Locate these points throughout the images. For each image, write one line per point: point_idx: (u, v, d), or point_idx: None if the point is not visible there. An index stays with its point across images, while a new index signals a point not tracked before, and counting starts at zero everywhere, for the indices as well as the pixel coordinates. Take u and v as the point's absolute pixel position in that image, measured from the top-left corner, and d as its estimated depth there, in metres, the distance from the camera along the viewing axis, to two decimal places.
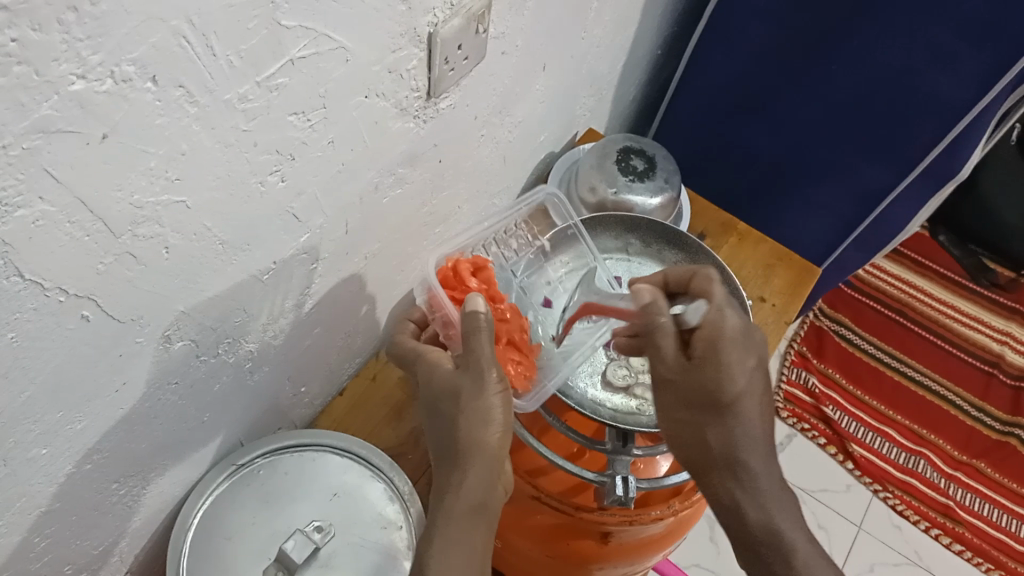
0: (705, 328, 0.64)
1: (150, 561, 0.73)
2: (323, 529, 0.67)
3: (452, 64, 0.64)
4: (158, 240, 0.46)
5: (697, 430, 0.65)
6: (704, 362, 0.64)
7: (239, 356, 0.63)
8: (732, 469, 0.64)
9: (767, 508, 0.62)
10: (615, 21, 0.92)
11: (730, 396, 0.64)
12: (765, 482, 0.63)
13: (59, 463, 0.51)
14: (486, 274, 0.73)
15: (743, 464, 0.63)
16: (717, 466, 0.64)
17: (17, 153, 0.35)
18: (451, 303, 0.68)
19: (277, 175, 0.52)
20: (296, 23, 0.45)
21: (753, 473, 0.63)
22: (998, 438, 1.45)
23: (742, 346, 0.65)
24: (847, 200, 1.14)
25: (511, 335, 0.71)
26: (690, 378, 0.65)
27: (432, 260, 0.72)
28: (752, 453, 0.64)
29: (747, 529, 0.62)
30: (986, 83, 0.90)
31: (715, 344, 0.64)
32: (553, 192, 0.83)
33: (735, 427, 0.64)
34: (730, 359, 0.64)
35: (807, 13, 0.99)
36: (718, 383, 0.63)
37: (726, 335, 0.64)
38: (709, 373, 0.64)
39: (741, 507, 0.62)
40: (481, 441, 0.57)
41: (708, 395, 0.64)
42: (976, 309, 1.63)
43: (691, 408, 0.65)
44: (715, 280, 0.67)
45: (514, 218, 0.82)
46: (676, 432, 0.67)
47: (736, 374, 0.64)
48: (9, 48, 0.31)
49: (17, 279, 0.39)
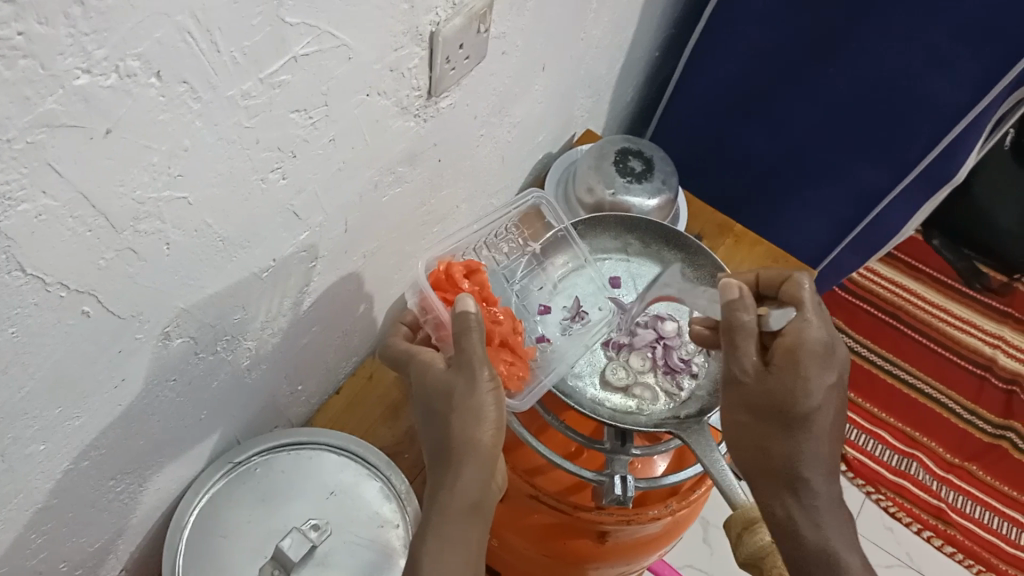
0: (787, 338, 0.64)
1: (145, 559, 0.73)
2: (320, 528, 0.67)
3: (453, 63, 0.64)
4: (159, 236, 0.46)
5: (761, 436, 0.64)
6: (782, 372, 0.63)
7: (238, 353, 0.63)
8: (792, 482, 0.62)
9: (824, 529, 0.60)
10: (613, 22, 0.93)
11: (805, 411, 0.62)
12: (824, 502, 0.61)
13: (57, 460, 0.51)
14: (479, 276, 0.73)
15: (804, 479, 0.62)
16: (778, 479, 0.63)
17: (21, 147, 0.35)
18: (442, 304, 0.69)
19: (278, 172, 0.52)
20: (299, 20, 0.45)
21: (814, 491, 0.61)
22: (990, 441, 1.46)
23: (824, 362, 0.63)
24: (844, 204, 1.15)
25: (504, 337, 0.69)
26: (763, 385, 0.64)
27: (422, 263, 0.71)
28: (816, 470, 0.62)
29: (798, 544, 0.59)
30: (981, 87, 0.91)
31: (797, 356, 0.63)
32: (543, 196, 0.83)
33: (802, 442, 0.62)
34: (809, 373, 0.62)
35: (802, 16, 1.00)
36: (792, 394, 0.62)
37: (809, 348, 0.63)
38: (785, 384, 0.63)
39: (797, 522, 0.60)
40: (475, 440, 0.57)
41: (779, 405, 0.63)
42: (968, 313, 1.65)
43: (759, 414, 0.64)
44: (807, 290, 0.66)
45: (503, 222, 0.83)
46: (738, 436, 0.66)
47: (814, 388, 0.62)
48: (15, 41, 0.31)
49: (18, 273, 0.39)
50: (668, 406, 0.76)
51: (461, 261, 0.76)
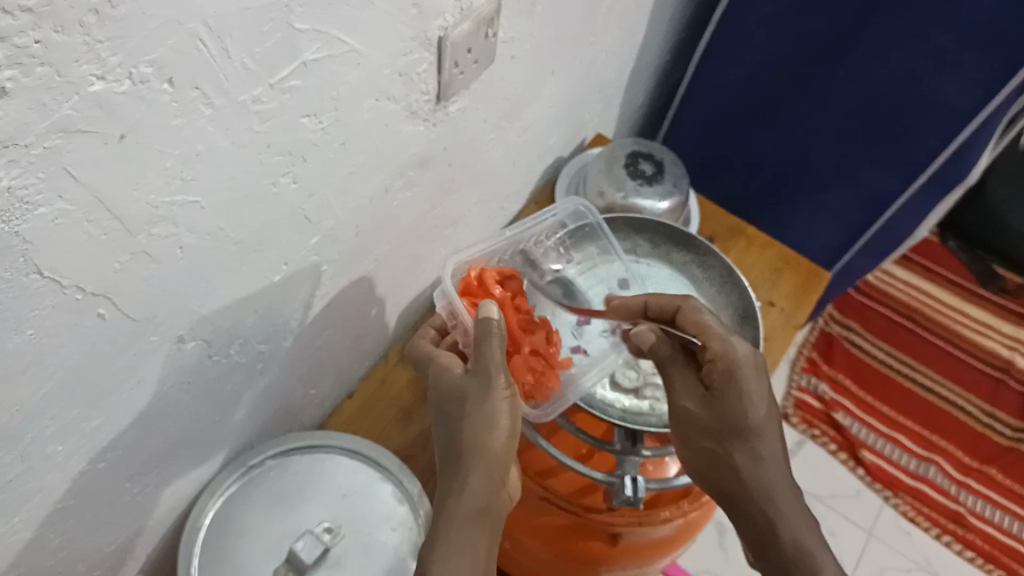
0: (717, 358, 0.64)
1: (162, 560, 0.73)
2: (333, 530, 0.67)
3: (462, 68, 0.65)
4: (173, 239, 0.47)
5: (722, 457, 0.63)
6: (724, 393, 0.63)
7: (251, 356, 0.64)
8: (764, 492, 0.61)
9: (796, 528, 0.60)
10: (622, 26, 0.93)
11: (754, 422, 0.63)
12: (788, 502, 0.61)
13: (74, 461, 0.51)
14: (513, 283, 0.72)
15: (774, 484, 0.62)
16: (747, 495, 0.62)
17: (39, 152, 0.35)
18: (468, 311, 0.68)
19: (290, 177, 0.53)
20: (310, 26, 0.46)
21: (783, 494, 0.61)
22: (1008, 444, 1.44)
23: (758, 372, 0.64)
24: (854, 206, 1.14)
25: (535, 345, 0.69)
26: (713, 410, 0.64)
27: (450, 265, 0.72)
28: (779, 473, 0.62)
29: (778, 549, 0.60)
30: (990, 90, 0.90)
31: (733, 373, 0.63)
32: (578, 202, 0.82)
33: (761, 450, 0.63)
34: (750, 388, 0.63)
35: (809, 18, 0.99)
36: (741, 411, 0.63)
37: (742, 363, 0.63)
38: (732, 402, 0.63)
39: (774, 527, 0.60)
40: (486, 446, 0.57)
41: (734, 424, 0.63)
42: (985, 315, 1.62)
43: (717, 437, 0.63)
44: (705, 311, 0.67)
45: (544, 229, 0.82)
46: (702, 462, 0.65)
47: (757, 400, 0.63)
48: (33, 49, 0.32)
49: (36, 276, 0.40)
50: None
51: (496, 266, 0.75)
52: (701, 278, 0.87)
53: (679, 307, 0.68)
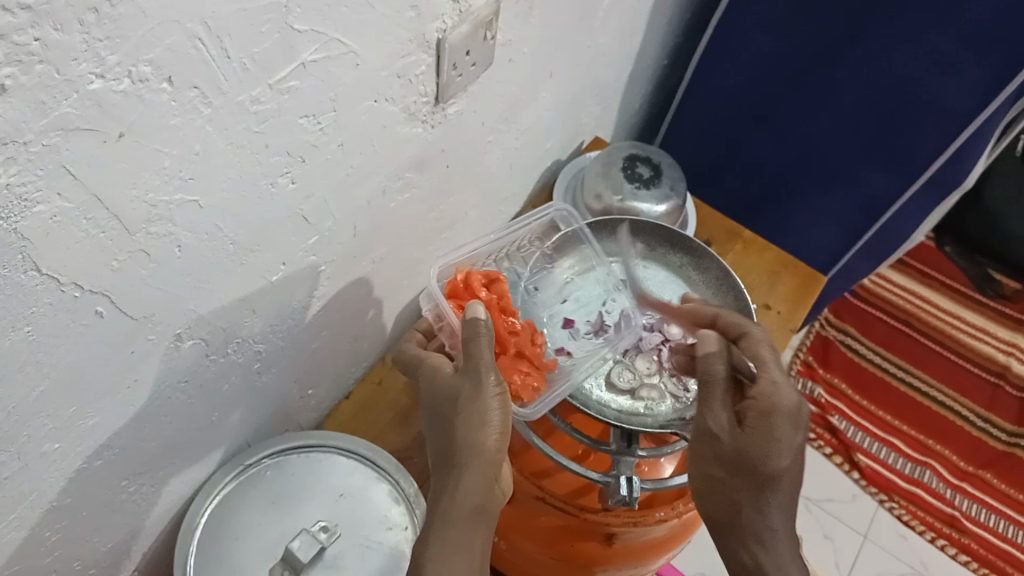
0: (762, 397, 0.62)
1: (157, 560, 0.74)
2: (329, 529, 0.67)
3: (460, 70, 0.65)
4: (170, 238, 0.47)
5: (730, 489, 0.62)
6: (755, 431, 0.61)
7: (248, 357, 0.64)
8: (757, 535, 0.61)
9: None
10: (620, 31, 0.93)
11: (774, 470, 0.60)
12: (785, 551, 0.60)
13: (70, 459, 0.52)
14: (499, 286, 0.71)
15: (771, 532, 0.61)
16: (743, 531, 0.61)
17: (37, 150, 0.36)
18: (454, 312, 0.68)
19: (288, 177, 0.53)
20: (307, 27, 0.46)
21: (779, 543, 0.60)
22: (1004, 449, 1.44)
23: (795, 424, 0.62)
24: (852, 211, 1.14)
25: (521, 346, 0.69)
26: (738, 442, 0.61)
27: (433, 271, 0.72)
28: (781, 522, 0.61)
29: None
30: (989, 92, 0.91)
31: (771, 416, 0.61)
32: (562, 207, 0.83)
33: (770, 497, 0.61)
34: (782, 436, 0.61)
35: (805, 22, 1.00)
36: (765, 455, 0.60)
37: (783, 411, 0.61)
38: (758, 443, 0.61)
39: (765, 572, 0.59)
40: (480, 444, 0.57)
41: (753, 464, 0.60)
42: (982, 320, 1.62)
43: (730, 469, 0.62)
44: (768, 348, 0.67)
45: (527, 234, 0.82)
46: (708, 487, 0.64)
47: (785, 450, 0.61)
48: (32, 47, 0.33)
49: (34, 274, 0.40)
50: (674, 408, 0.75)
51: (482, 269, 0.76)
52: (697, 281, 0.87)
53: (746, 336, 0.68)
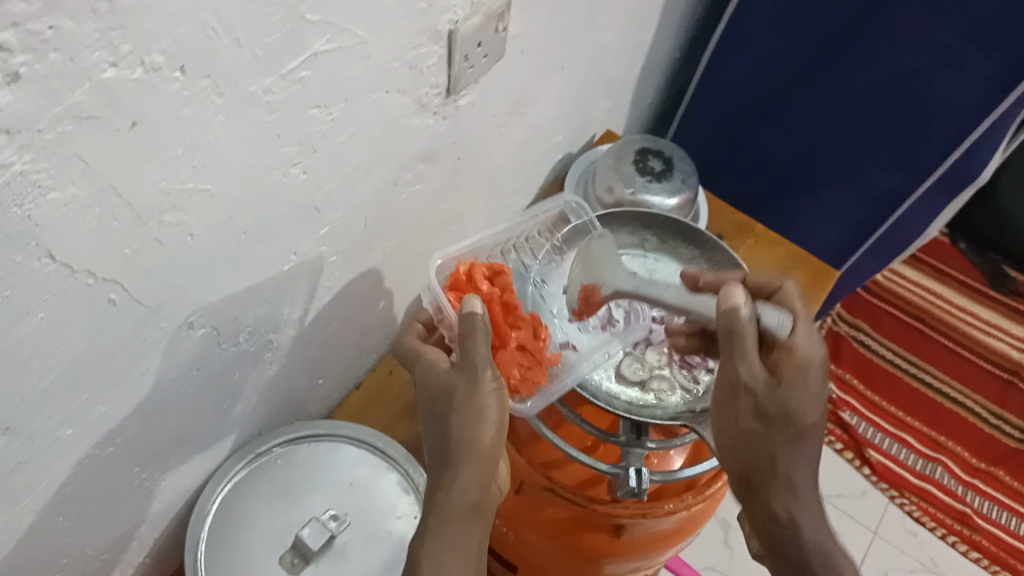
0: (797, 348, 0.62)
1: (169, 546, 0.74)
2: (338, 518, 0.69)
3: (471, 62, 0.65)
4: (182, 227, 0.47)
5: (766, 443, 0.61)
6: (792, 383, 0.61)
7: (259, 346, 0.65)
8: (791, 488, 0.61)
9: (821, 531, 0.61)
10: (632, 22, 0.93)
11: (808, 420, 0.61)
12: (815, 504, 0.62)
13: (83, 445, 0.52)
14: (503, 279, 0.72)
15: (804, 487, 0.61)
16: (777, 485, 0.61)
17: (51, 138, 0.36)
18: (452, 306, 0.68)
19: (299, 167, 0.54)
20: (319, 17, 0.46)
21: (811, 496, 0.61)
22: (1018, 447, 1.42)
23: (823, 374, 0.63)
24: (866, 204, 1.13)
25: (522, 341, 0.70)
26: (776, 394, 0.61)
27: (432, 266, 0.72)
28: (812, 476, 0.62)
29: (801, 550, 0.60)
30: (995, 84, 0.89)
31: (807, 368, 0.61)
32: (572, 200, 0.82)
33: (801, 448, 0.62)
34: (815, 386, 0.62)
35: (814, 17, 0.99)
36: (801, 406, 0.61)
37: (817, 361, 0.62)
38: (797, 394, 0.61)
39: (801, 531, 0.60)
40: (475, 442, 0.56)
41: (790, 415, 0.61)
42: (997, 317, 1.61)
43: (766, 423, 0.61)
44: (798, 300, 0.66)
45: (533, 225, 0.81)
46: (741, 444, 0.62)
47: (816, 401, 0.62)
48: (45, 35, 0.33)
49: (48, 261, 0.40)
50: (684, 400, 0.75)
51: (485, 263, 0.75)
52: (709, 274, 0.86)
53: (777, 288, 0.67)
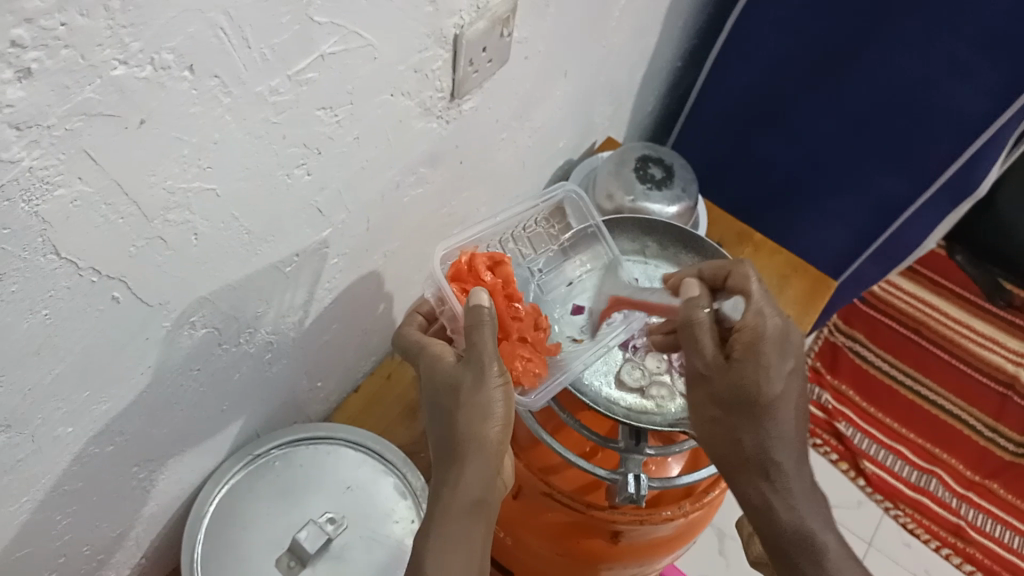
0: (746, 329, 0.62)
1: (165, 547, 0.74)
2: (335, 521, 0.69)
3: (476, 66, 0.66)
4: (187, 226, 0.47)
5: (731, 428, 0.64)
6: (744, 365, 0.62)
7: (260, 346, 0.65)
8: (763, 469, 0.63)
9: (798, 509, 0.62)
10: (634, 31, 0.93)
11: (767, 399, 0.62)
12: (795, 484, 0.63)
13: (82, 443, 0.52)
14: (504, 270, 0.71)
15: (777, 465, 0.63)
16: (750, 468, 0.64)
17: (60, 134, 0.36)
18: (457, 298, 0.68)
19: (303, 169, 0.54)
20: (327, 19, 0.47)
21: (786, 475, 0.63)
22: (1012, 459, 1.43)
23: (782, 350, 0.63)
24: (865, 214, 1.14)
25: (523, 332, 0.69)
26: (728, 379, 0.63)
27: (438, 254, 0.71)
28: (786, 454, 0.64)
29: (778, 530, 0.62)
30: (1001, 98, 0.91)
31: (757, 347, 0.61)
32: (573, 190, 0.81)
33: (769, 427, 0.63)
34: (770, 363, 0.62)
35: (822, 25, 1.00)
36: (756, 386, 0.62)
37: (768, 339, 0.62)
38: (749, 375, 0.62)
39: (775, 511, 0.63)
40: (481, 438, 0.56)
41: (746, 397, 0.62)
42: (991, 330, 1.62)
43: (727, 406, 0.64)
44: (754, 278, 0.64)
45: (531, 215, 0.81)
46: (710, 429, 0.65)
47: (774, 378, 0.62)
48: (58, 32, 0.33)
49: (53, 257, 0.40)
50: (683, 407, 0.75)
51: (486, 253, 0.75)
52: None
53: (732, 271, 0.65)
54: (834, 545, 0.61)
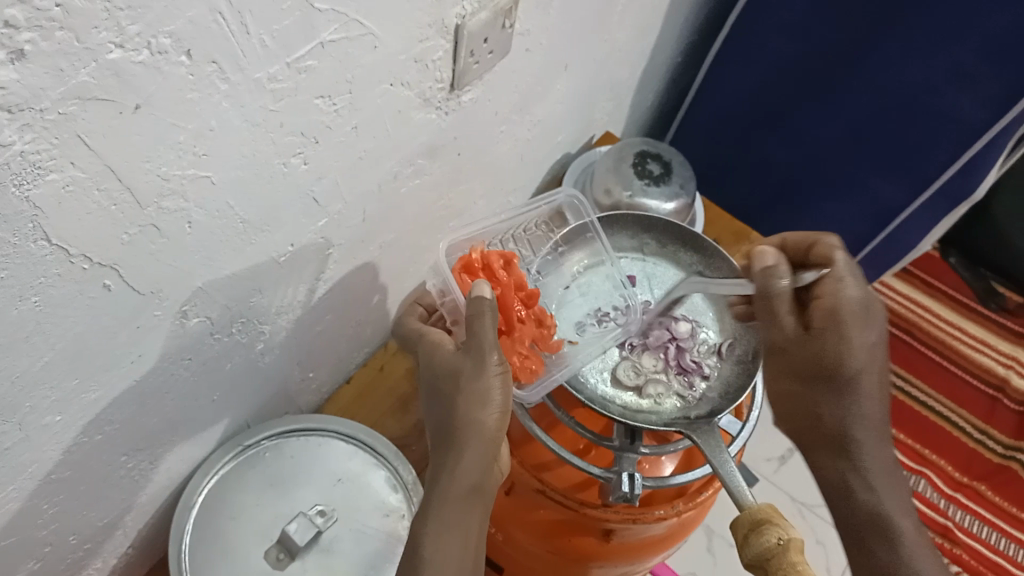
0: (826, 300, 0.62)
1: (153, 535, 0.73)
2: (325, 514, 0.68)
3: (478, 57, 0.65)
4: (181, 214, 0.46)
5: (811, 400, 0.65)
6: (824, 336, 0.63)
7: (253, 336, 0.64)
8: (841, 446, 0.63)
9: (877, 490, 0.61)
10: (636, 26, 0.93)
11: (849, 372, 0.63)
12: (875, 462, 0.62)
13: (70, 431, 0.51)
14: (515, 269, 0.71)
15: (855, 441, 0.63)
16: (829, 445, 0.64)
17: (53, 118, 0.35)
18: (461, 288, 0.68)
19: (300, 158, 0.53)
20: (329, 6, 0.46)
21: (866, 452, 0.62)
22: (1001, 462, 1.45)
23: (865, 322, 0.63)
24: (859, 216, 1.14)
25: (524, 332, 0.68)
26: (808, 349, 0.64)
27: (443, 246, 0.72)
28: (866, 430, 0.63)
29: (853, 512, 0.61)
30: (1001, 107, 0.91)
31: (838, 318, 0.62)
32: (573, 194, 0.83)
33: (851, 404, 0.63)
34: (851, 336, 0.62)
35: (833, 27, 0.98)
36: (835, 359, 0.62)
37: (849, 311, 0.62)
38: (829, 347, 0.63)
39: (851, 487, 0.62)
40: (479, 422, 0.55)
41: (826, 370, 0.63)
42: (984, 332, 1.63)
43: (807, 378, 0.65)
44: (841, 249, 0.62)
45: (534, 217, 0.83)
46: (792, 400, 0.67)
47: (856, 350, 0.62)
48: (53, 12, 0.32)
49: (44, 244, 0.39)
50: (679, 406, 0.74)
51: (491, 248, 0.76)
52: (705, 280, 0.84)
53: (815, 242, 0.63)
54: (909, 531, 0.59)
